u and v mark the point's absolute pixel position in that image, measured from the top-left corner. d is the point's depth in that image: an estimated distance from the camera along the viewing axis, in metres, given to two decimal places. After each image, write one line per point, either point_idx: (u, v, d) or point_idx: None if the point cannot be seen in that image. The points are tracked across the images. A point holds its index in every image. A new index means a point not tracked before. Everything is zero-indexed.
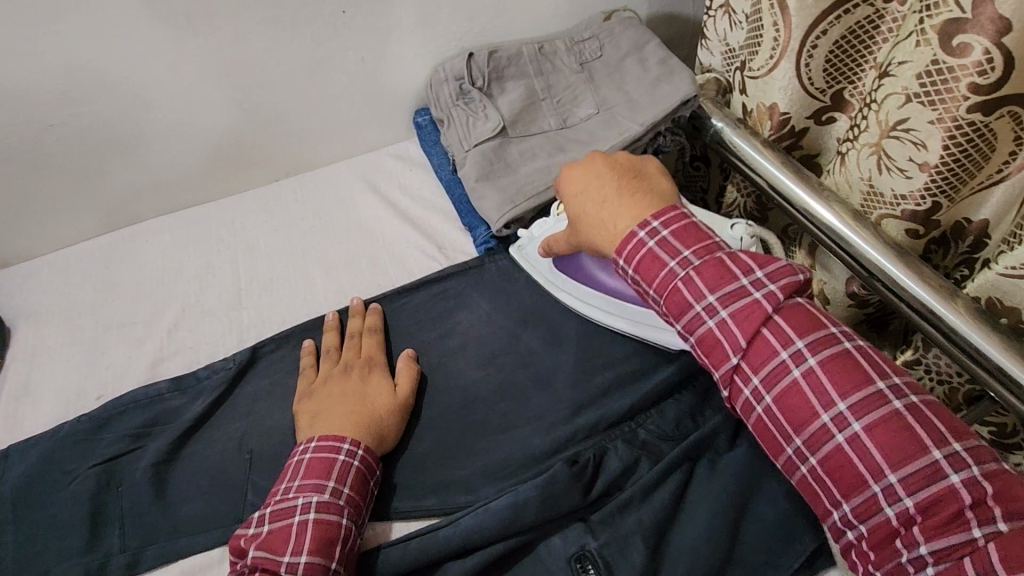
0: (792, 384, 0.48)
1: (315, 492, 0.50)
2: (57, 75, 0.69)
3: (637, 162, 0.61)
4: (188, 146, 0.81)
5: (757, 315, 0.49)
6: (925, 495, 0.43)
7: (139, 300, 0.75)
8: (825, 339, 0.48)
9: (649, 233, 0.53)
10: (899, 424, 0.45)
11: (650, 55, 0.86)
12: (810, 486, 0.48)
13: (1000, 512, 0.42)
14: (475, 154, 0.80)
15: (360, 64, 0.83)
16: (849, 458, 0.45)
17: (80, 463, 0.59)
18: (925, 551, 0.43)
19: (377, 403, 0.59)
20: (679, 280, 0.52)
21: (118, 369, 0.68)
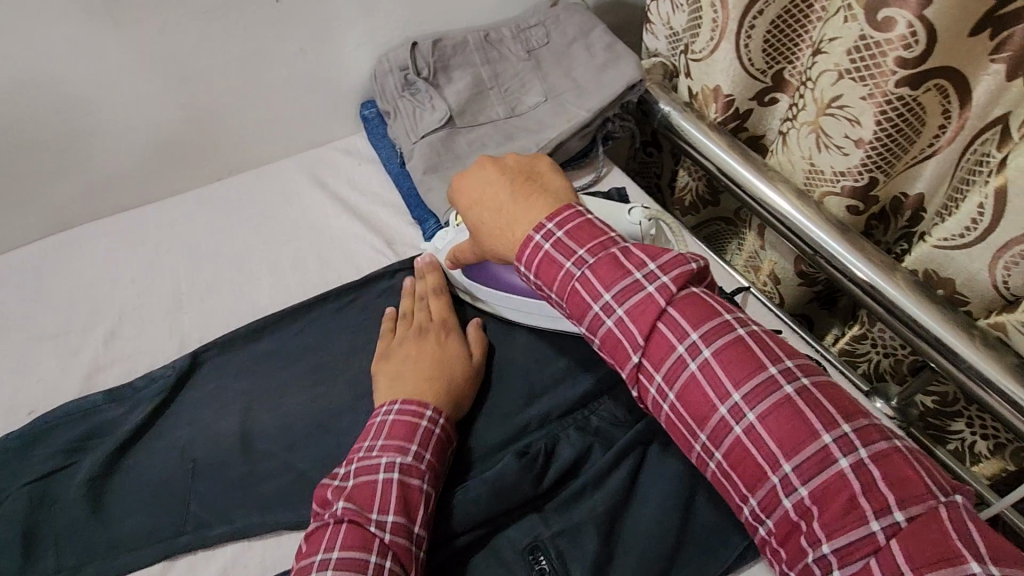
0: (689, 380, 0.47)
1: (399, 453, 0.49)
2: None
3: (530, 166, 0.58)
4: (120, 146, 0.78)
5: (651, 310, 0.48)
6: (822, 486, 0.42)
7: (72, 309, 0.71)
8: (717, 329, 0.47)
9: (545, 235, 0.52)
10: (791, 412, 0.44)
11: (595, 41, 0.85)
12: (718, 483, 0.47)
13: (893, 499, 0.40)
14: (422, 147, 0.78)
15: (300, 56, 0.80)
16: (748, 452, 0.44)
17: (9, 483, 0.55)
18: (828, 550, 0.41)
19: (455, 369, 0.58)
20: (577, 279, 0.50)
21: (51, 383, 0.65)
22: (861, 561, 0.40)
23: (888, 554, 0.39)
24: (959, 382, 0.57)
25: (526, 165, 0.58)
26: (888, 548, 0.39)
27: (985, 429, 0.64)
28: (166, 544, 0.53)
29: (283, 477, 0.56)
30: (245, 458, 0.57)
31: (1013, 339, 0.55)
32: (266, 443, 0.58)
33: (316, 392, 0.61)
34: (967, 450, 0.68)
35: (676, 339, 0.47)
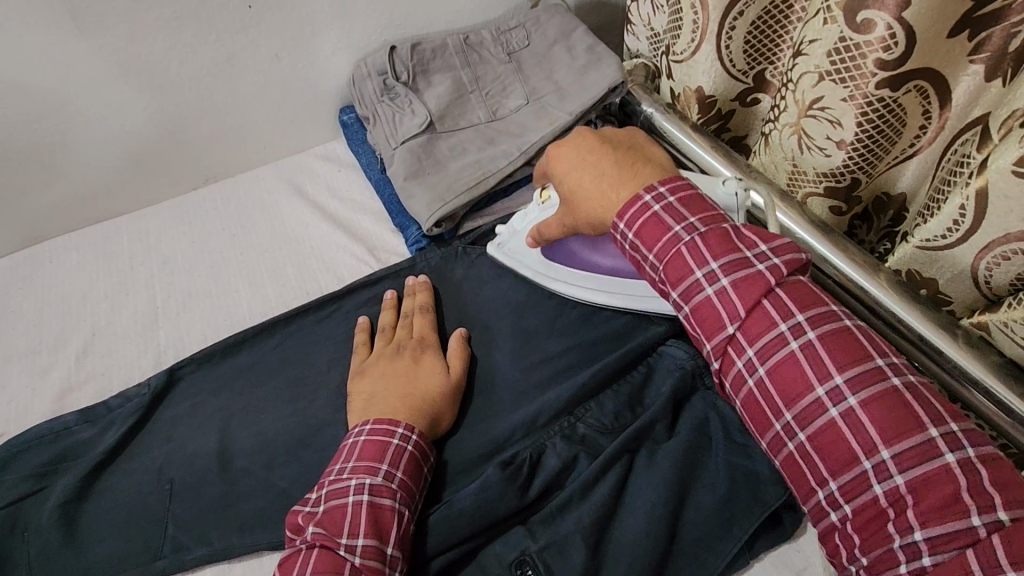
0: (787, 356, 0.45)
1: (369, 474, 0.48)
2: None
3: (632, 134, 0.60)
4: (92, 157, 0.76)
5: (760, 285, 0.46)
6: (919, 476, 0.40)
7: (44, 325, 0.69)
8: (826, 313, 0.46)
9: (655, 199, 0.51)
10: (898, 401, 0.42)
11: (576, 43, 0.84)
12: (796, 466, 0.45)
13: (1000, 499, 0.38)
14: (402, 153, 0.77)
15: (275, 62, 0.79)
16: (842, 433, 0.43)
17: None
18: (919, 538, 0.40)
19: (429, 387, 0.56)
20: (683, 245, 0.49)
21: (23, 403, 0.63)
22: (954, 553, 0.38)
23: (987, 548, 0.37)
24: (944, 383, 0.56)
25: (626, 132, 0.59)
26: (987, 544, 0.37)
27: None
28: (143, 568, 0.51)
29: (263, 496, 0.54)
30: (224, 476, 0.55)
31: (996, 339, 0.55)
32: (246, 459, 0.56)
33: (296, 406, 0.59)
34: None
35: (780, 316, 0.46)
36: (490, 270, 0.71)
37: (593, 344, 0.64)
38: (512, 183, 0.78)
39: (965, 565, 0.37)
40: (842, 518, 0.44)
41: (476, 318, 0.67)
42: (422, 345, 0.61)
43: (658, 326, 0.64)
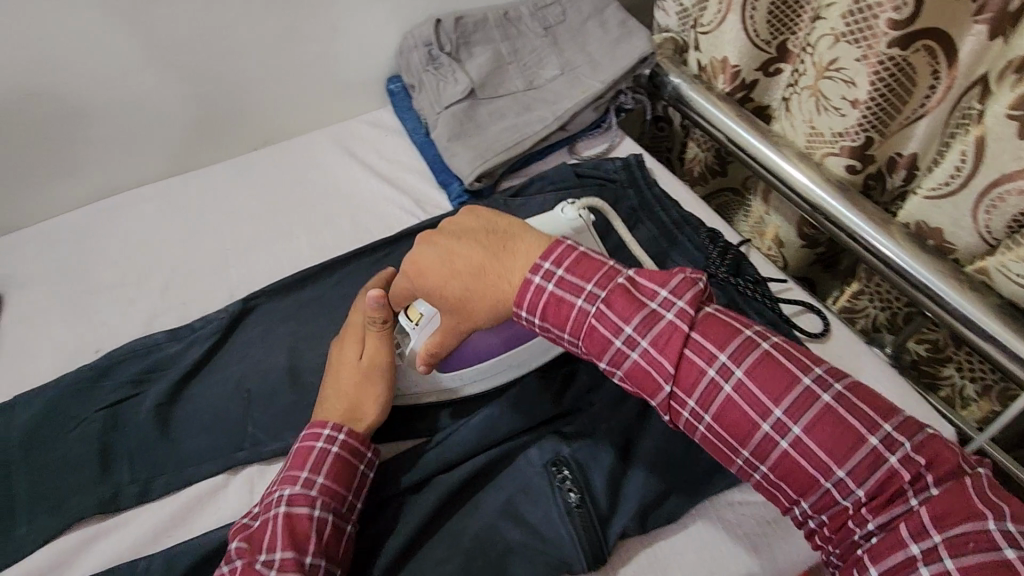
0: (726, 401, 0.47)
1: (291, 483, 0.51)
2: (24, 46, 0.70)
3: (473, 213, 0.55)
4: (165, 117, 0.83)
5: (678, 337, 0.48)
6: (862, 478, 0.44)
7: (127, 263, 0.78)
8: (744, 347, 0.47)
9: (544, 277, 0.50)
10: (833, 417, 0.45)
11: (609, 18, 0.90)
12: (765, 485, 0.48)
13: (931, 477, 0.43)
14: (446, 117, 0.84)
15: (331, 32, 0.86)
16: (797, 460, 0.46)
17: (85, 408, 0.62)
18: (875, 527, 0.44)
19: (344, 379, 0.57)
20: (591, 317, 0.50)
21: (114, 326, 0.72)
22: (894, 529, 0.43)
23: (916, 518, 0.42)
24: (951, 325, 0.61)
25: (468, 216, 0.55)
26: (917, 518, 0.42)
27: (974, 372, 0.69)
28: (226, 459, 0.60)
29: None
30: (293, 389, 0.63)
31: (996, 283, 0.60)
32: (312, 376, 0.64)
33: None
34: (958, 396, 0.72)
35: (705, 363, 0.48)
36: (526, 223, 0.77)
37: None
38: (545, 146, 0.84)
39: (900, 538, 0.42)
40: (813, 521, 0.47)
41: None
42: (344, 334, 0.60)
43: None
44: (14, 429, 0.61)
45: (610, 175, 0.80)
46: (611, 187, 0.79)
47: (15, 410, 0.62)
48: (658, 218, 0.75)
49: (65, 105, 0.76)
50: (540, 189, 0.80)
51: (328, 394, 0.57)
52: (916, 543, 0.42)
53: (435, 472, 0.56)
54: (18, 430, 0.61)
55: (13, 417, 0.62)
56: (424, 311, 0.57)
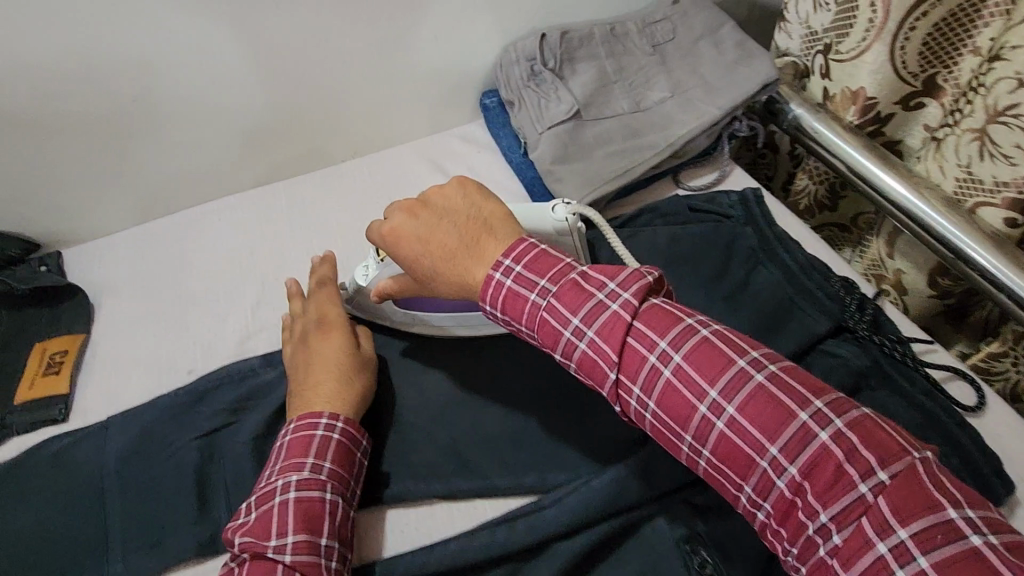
0: (666, 387, 0.45)
1: (294, 470, 0.53)
2: (129, 50, 0.67)
3: (466, 189, 0.55)
4: (258, 126, 0.80)
5: (620, 326, 0.46)
6: (805, 464, 0.41)
7: (218, 277, 0.76)
8: (685, 332, 0.46)
9: (504, 273, 0.49)
10: (767, 398, 0.43)
11: (725, 38, 0.84)
12: (709, 476, 0.45)
13: (872, 459, 0.40)
14: (548, 139, 0.79)
15: (432, 43, 0.82)
16: (737, 444, 0.43)
17: (181, 436, 0.61)
18: (827, 518, 0.40)
19: (335, 362, 0.61)
20: (543, 310, 0.48)
21: (205, 346, 0.69)
22: (855, 525, 0.39)
23: (878, 512, 0.39)
24: None
25: (457, 191, 0.55)
26: (876, 508, 0.39)
27: None
28: None
29: (435, 450, 0.59)
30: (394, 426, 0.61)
31: None
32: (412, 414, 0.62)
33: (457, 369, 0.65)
34: None
35: (648, 349, 0.46)
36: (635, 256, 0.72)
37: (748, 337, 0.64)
38: (654, 174, 0.79)
39: (865, 534, 0.39)
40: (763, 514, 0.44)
41: None
42: (324, 327, 0.64)
43: (817, 321, 0.63)
44: (108, 455, 0.60)
45: (726, 210, 0.74)
46: (729, 224, 0.73)
47: (110, 432, 0.61)
48: (784, 261, 0.69)
49: (163, 113, 0.74)
50: (648, 221, 0.75)
51: (313, 381, 0.59)
52: (883, 540, 0.38)
53: (555, 535, 0.52)
54: (112, 456, 0.59)
55: (107, 439, 0.61)
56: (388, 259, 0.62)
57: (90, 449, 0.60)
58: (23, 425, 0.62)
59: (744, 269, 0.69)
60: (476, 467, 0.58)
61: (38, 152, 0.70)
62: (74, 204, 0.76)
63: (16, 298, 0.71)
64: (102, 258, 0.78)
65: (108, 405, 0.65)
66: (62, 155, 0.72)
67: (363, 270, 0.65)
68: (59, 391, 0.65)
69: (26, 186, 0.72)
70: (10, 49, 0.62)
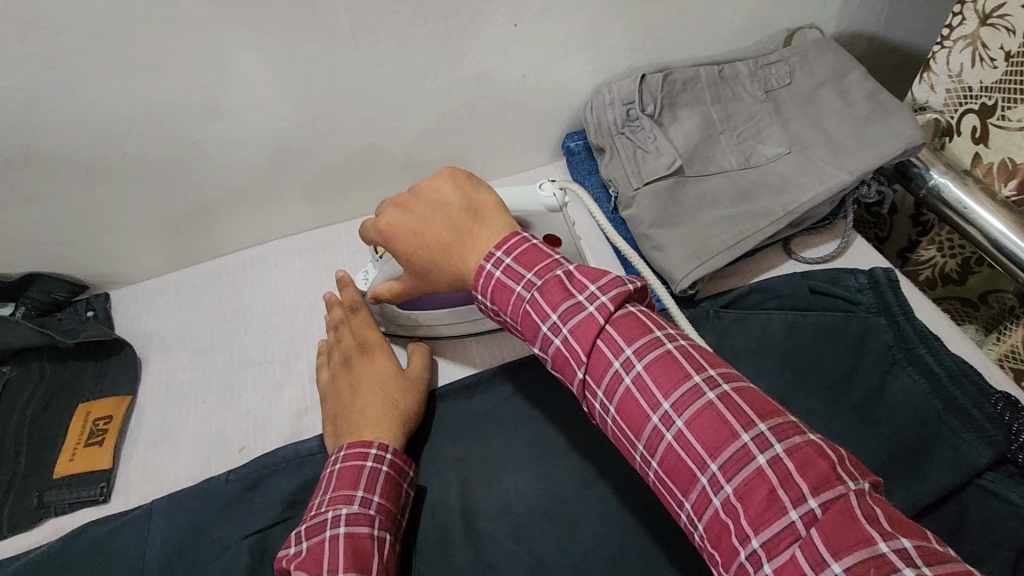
0: (621, 393, 0.41)
1: (345, 503, 0.49)
2: (196, 89, 0.60)
3: (453, 180, 0.52)
4: (325, 167, 0.73)
5: (591, 328, 0.42)
6: (743, 486, 0.35)
7: (275, 334, 0.69)
8: (650, 338, 0.41)
9: (495, 265, 0.46)
10: (713, 411, 0.38)
11: (852, 87, 0.73)
12: (656, 490, 0.40)
13: (810, 487, 0.34)
14: (646, 198, 0.71)
15: (520, 82, 0.73)
16: (676, 455, 0.38)
17: (231, 531, 0.54)
18: (757, 546, 0.34)
19: (386, 387, 0.59)
20: (525, 303, 0.44)
21: (259, 417, 0.63)
22: (788, 556, 0.33)
23: (812, 546, 0.32)
24: None
25: (446, 182, 0.52)
26: (811, 543, 0.32)
27: None
28: None
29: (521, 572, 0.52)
30: (469, 538, 0.54)
31: None
32: (490, 526, 0.55)
33: (540, 470, 0.58)
34: None
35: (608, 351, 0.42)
36: (746, 346, 0.62)
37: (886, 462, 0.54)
38: (766, 244, 0.70)
39: (799, 570, 0.32)
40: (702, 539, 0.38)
41: None
42: (364, 351, 0.62)
43: (976, 451, 0.53)
44: (151, 551, 0.53)
45: (854, 295, 0.63)
46: (858, 315, 0.62)
47: (154, 523, 0.54)
48: (930, 367, 0.58)
49: (226, 154, 0.67)
50: (760, 301, 0.65)
51: (362, 404, 0.57)
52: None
53: None
54: (155, 552, 0.53)
55: (150, 531, 0.54)
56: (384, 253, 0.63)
57: (131, 540, 0.54)
58: (61, 506, 0.57)
59: (878, 370, 0.59)
60: None
61: (93, 193, 0.64)
62: (124, 244, 0.70)
63: (60, 350, 0.65)
64: (150, 304, 0.73)
65: (152, 485, 0.59)
66: (117, 196, 0.66)
67: (363, 276, 0.67)
68: (99, 467, 0.59)
69: (77, 225, 0.66)
70: (70, 89, 0.56)
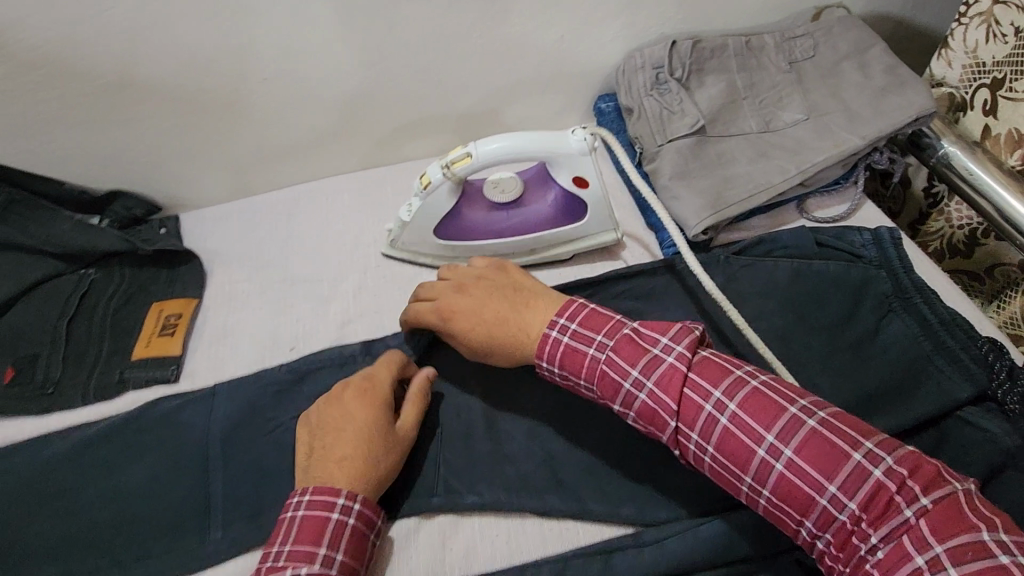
0: (723, 434, 0.46)
1: (306, 560, 0.47)
2: (271, 30, 0.68)
3: (502, 270, 0.61)
4: (376, 112, 0.80)
5: (677, 377, 0.48)
6: (862, 495, 0.41)
7: (323, 259, 0.77)
8: (737, 380, 0.47)
9: (559, 331, 0.53)
10: (819, 438, 0.43)
11: (873, 61, 0.78)
12: (768, 513, 0.46)
13: (918, 486, 0.40)
14: (669, 153, 0.76)
15: (559, 43, 0.79)
16: (795, 483, 0.43)
17: (283, 412, 0.62)
18: (877, 541, 0.40)
19: (371, 436, 0.53)
20: (603, 363, 0.51)
21: (308, 325, 0.71)
22: (897, 543, 0.39)
23: (922, 534, 0.39)
24: None
25: (496, 271, 0.61)
26: (917, 529, 0.39)
27: None
28: (420, 504, 0.56)
29: (534, 464, 0.58)
30: (488, 434, 0.60)
31: None
32: (507, 425, 0.61)
33: None
34: None
35: (703, 398, 0.47)
36: (753, 287, 0.67)
37: (875, 393, 0.59)
38: (779, 200, 0.74)
39: (907, 552, 0.39)
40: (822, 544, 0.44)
41: (738, 336, 0.65)
42: (362, 393, 0.56)
43: (958, 386, 0.58)
44: (214, 422, 0.61)
45: (857, 249, 0.68)
46: (860, 265, 0.67)
47: (217, 400, 0.62)
48: (922, 313, 0.63)
49: (293, 93, 0.74)
50: (771, 248, 0.69)
51: (340, 448, 0.53)
52: (920, 554, 0.38)
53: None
54: (217, 423, 0.61)
55: (213, 406, 0.62)
56: (434, 179, 0.67)
57: (197, 414, 0.62)
58: (139, 381, 0.65)
59: (875, 314, 0.64)
60: (572, 491, 0.56)
61: (174, 120, 0.73)
62: (196, 172, 0.79)
63: (139, 257, 0.75)
64: (214, 226, 0.81)
65: (214, 373, 0.67)
66: (195, 126, 0.74)
67: (407, 207, 0.69)
68: (171, 353, 0.67)
69: (157, 151, 0.75)
70: (167, 23, 0.64)
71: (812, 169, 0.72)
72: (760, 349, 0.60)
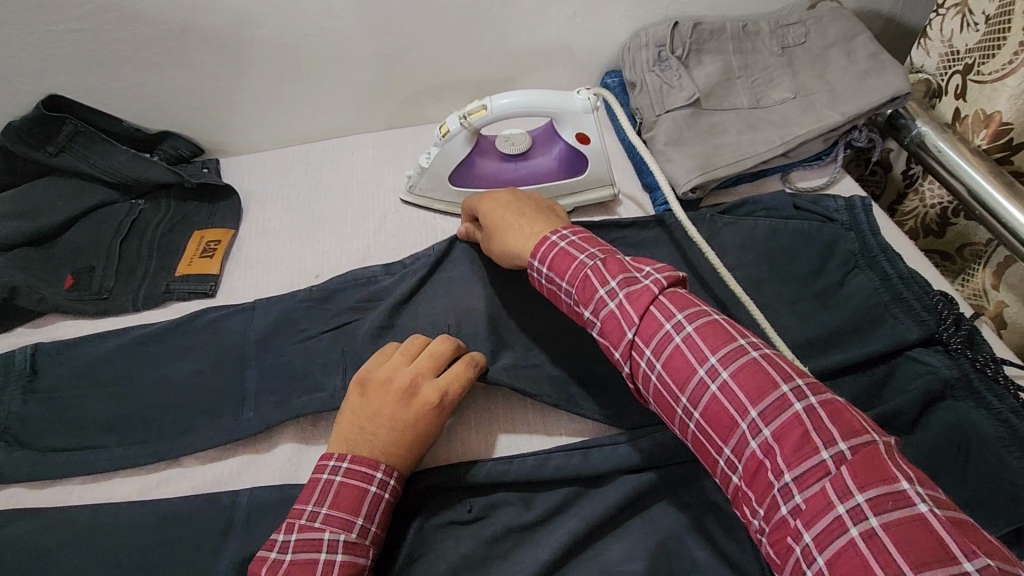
0: (673, 351, 0.50)
1: (344, 529, 0.51)
2: None
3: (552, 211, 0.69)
4: (403, 78, 0.88)
5: (647, 295, 0.52)
6: (781, 429, 0.44)
7: (348, 202, 0.85)
8: (700, 310, 0.51)
9: (561, 238, 0.60)
10: (757, 368, 0.47)
11: (858, 48, 0.85)
12: (697, 442, 0.49)
13: (838, 432, 0.42)
14: (667, 122, 0.84)
15: (572, 18, 0.87)
16: (723, 405, 0.47)
17: (308, 324, 0.70)
18: (790, 479, 0.42)
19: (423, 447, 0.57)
20: (587, 269, 0.56)
21: (332, 257, 0.79)
22: (817, 487, 0.41)
23: (839, 477, 0.41)
24: None
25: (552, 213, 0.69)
26: (838, 475, 0.41)
27: None
28: None
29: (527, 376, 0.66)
30: None
31: None
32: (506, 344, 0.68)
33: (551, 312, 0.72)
34: None
35: (664, 318, 0.51)
36: (735, 241, 0.74)
37: (834, 333, 0.66)
38: (763, 168, 0.82)
39: (827, 497, 0.41)
40: (739, 481, 0.46)
41: (717, 282, 0.72)
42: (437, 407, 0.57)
43: (908, 328, 0.65)
44: (248, 331, 0.69)
45: (831, 213, 0.75)
46: (831, 226, 0.74)
47: (252, 312, 0.70)
48: (884, 270, 0.70)
49: (332, 50, 0.82)
50: (755, 209, 0.76)
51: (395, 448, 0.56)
52: (841, 503, 0.40)
53: (613, 470, 0.59)
54: (251, 331, 0.69)
55: (248, 317, 0.70)
56: (452, 129, 0.74)
57: (232, 322, 0.70)
58: (182, 292, 0.74)
59: (842, 268, 0.71)
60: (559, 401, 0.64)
61: (228, 68, 0.81)
62: (238, 119, 0.87)
63: (184, 190, 0.83)
64: (249, 170, 0.90)
65: (248, 292, 0.76)
66: (242, 74, 0.82)
67: (426, 154, 0.78)
68: (210, 271, 0.76)
69: (211, 95, 0.83)
70: None
71: (795, 142, 0.79)
72: (736, 290, 0.66)
